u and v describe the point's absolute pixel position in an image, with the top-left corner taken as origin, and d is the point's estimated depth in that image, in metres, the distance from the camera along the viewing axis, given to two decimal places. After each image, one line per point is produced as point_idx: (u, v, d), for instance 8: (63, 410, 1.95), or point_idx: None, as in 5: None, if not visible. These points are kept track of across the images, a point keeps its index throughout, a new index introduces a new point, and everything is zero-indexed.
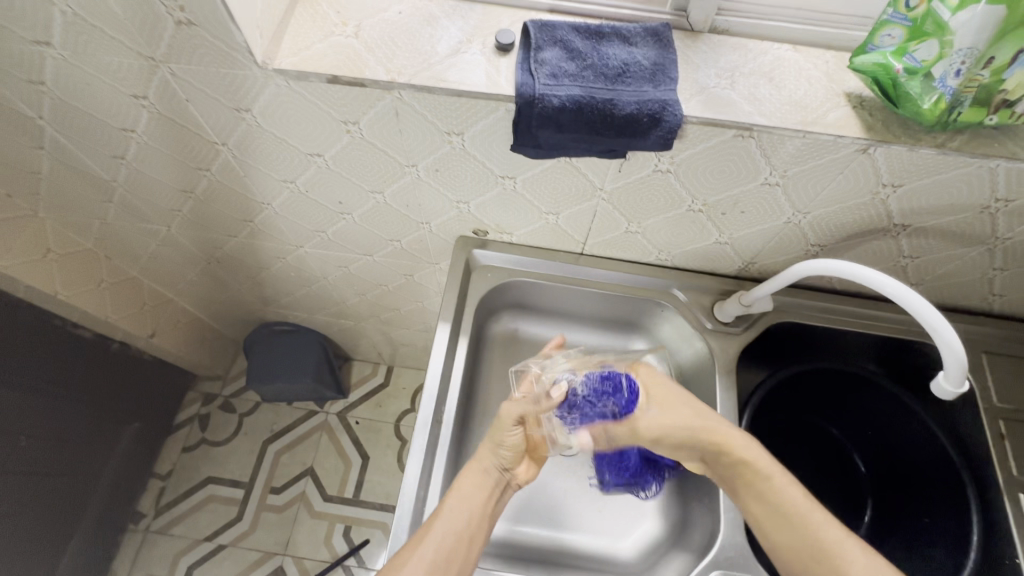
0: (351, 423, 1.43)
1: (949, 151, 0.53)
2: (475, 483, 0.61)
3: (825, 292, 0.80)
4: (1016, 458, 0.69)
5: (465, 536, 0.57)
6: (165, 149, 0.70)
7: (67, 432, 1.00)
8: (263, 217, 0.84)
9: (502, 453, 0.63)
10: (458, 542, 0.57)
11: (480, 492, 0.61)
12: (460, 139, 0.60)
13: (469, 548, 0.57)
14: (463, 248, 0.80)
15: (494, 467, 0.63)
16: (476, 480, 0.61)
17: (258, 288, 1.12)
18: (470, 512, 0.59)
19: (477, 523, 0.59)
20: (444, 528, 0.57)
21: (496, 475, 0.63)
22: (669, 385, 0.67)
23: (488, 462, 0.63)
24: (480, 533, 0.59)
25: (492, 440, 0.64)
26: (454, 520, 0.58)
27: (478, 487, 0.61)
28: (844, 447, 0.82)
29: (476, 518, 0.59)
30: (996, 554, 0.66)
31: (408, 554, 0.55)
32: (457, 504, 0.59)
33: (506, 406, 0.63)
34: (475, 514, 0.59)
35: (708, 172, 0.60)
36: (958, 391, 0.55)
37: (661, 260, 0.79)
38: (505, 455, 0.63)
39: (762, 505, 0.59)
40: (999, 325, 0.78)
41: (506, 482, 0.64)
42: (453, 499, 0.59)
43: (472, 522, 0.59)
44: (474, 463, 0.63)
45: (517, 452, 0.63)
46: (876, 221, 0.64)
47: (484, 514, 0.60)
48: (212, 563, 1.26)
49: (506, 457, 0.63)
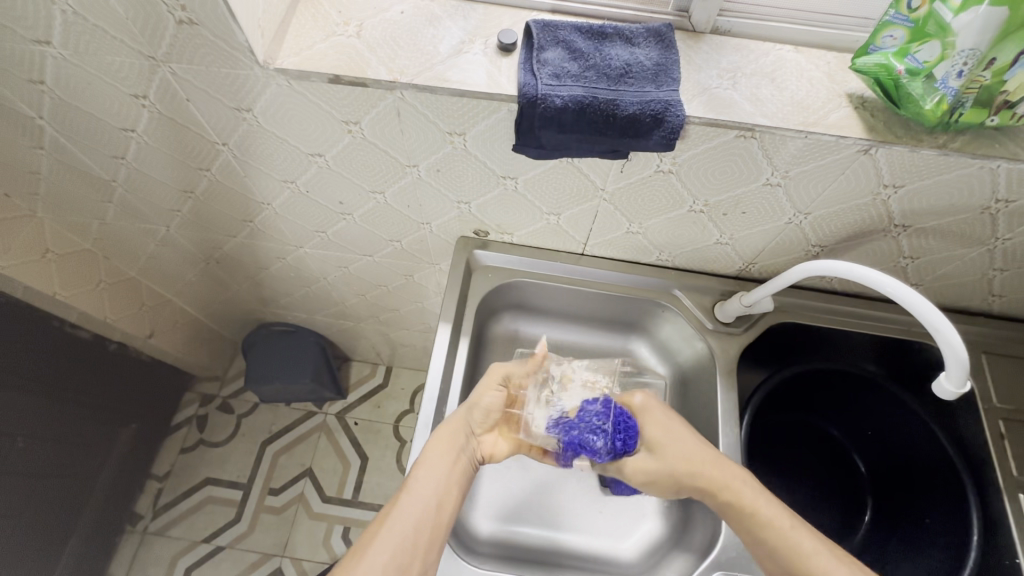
0: (350, 424, 1.43)
1: (951, 152, 0.53)
2: (443, 450, 0.60)
3: (825, 293, 0.80)
4: (1016, 458, 0.69)
5: (435, 504, 0.57)
6: (165, 149, 0.70)
7: (64, 434, 0.99)
8: (263, 217, 0.83)
9: (469, 418, 0.64)
10: (428, 511, 0.56)
11: (449, 459, 0.60)
12: (461, 140, 0.60)
13: (439, 519, 0.57)
14: (464, 248, 0.80)
15: (462, 434, 0.63)
16: (445, 448, 0.60)
17: (256, 288, 1.12)
18: (439, 480, 0.58)
19: (448, 490, 0.58)
20: (413, 500, 0.56)
21: (464, 440, 0.62)
22: (661, 416, 0.65)
23: (456, 430, 0.63)
24: (451, 500, 0.59)
25: (461, 411, 0.64)
26: (423, 490, 0.57)
27: (447, 454, 0.60)
28: (843, 446, 0.83)
29: (446, 485, 0.58)
30: (995, 554, 0.67)
31: (378, 527, 0.55)
32: (425, 473, 0.58)
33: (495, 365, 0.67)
34: (445, 481, 0.59)
35: (709, 172, 0.60)
36: (959, 391, 0.55)
37: (662, 261, 0.79)
38: (474, 418, 0.64)
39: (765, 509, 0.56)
40: (998, 325, 0.78)
41: (476, 451, 0.64)
42: (422, 469, 0.59)
43: (442, 489, 0.58)
44: (442, 431, 0.62)
45: (490, 418, 0.65)
46: (877, 222, 0.64)
47: (454, 481, 0.59)
48: (210, 565, 1.25)
49: (474, 423, 0.64)
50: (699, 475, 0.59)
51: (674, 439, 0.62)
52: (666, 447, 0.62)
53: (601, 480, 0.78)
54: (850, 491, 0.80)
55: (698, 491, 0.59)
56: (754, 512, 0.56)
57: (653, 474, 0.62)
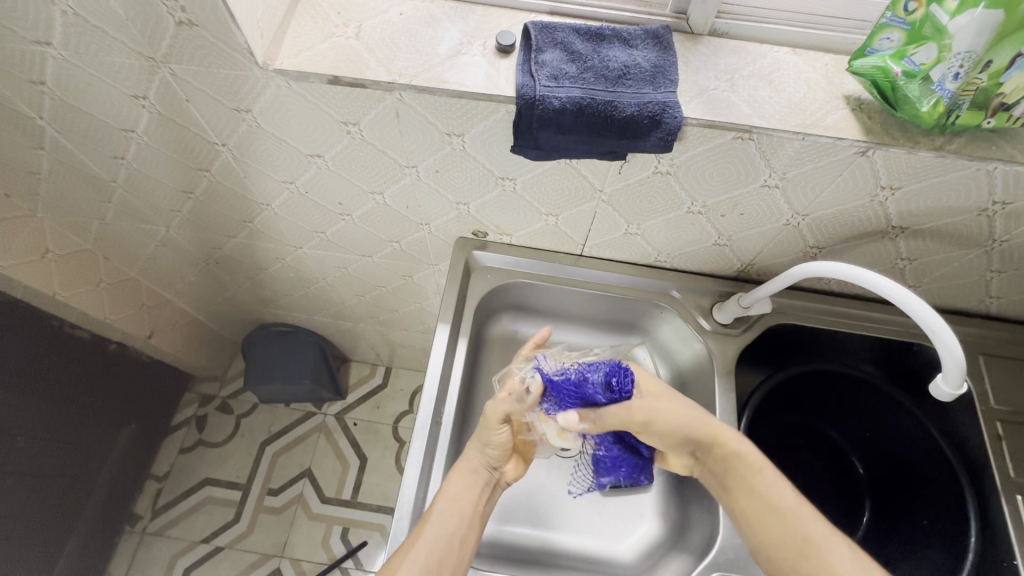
0: (349, 425, 1.43)
1: (948, 154, 0.53)
2: (465, 485, 0.62)
3: (823, 294, 0.80)
4: (1014, 460, 0.70)
5: (458, 539, 0.58)
6: (165, 149, 0.70)
7: (63, 433, 1.00)
8: (262, 218, 0.83)
9: (490, 451, 0.64)
10: (450, 545, 0.57)
11: (469, 493, 0.61)
12: (460, 141, 0.60)
13: (460, 552, 0.58)
14: (463, 249, 0.80)
15: (483, 468, 0.64)
16: (465, 482, 0.62)
17: (256, 289, 1.12)
18: (461, 514, 0.60)
19: (468, 525, 0.60)
20: (436, 532, 0.58)
21: (484, 473, 0.64)
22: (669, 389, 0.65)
23: (477, 462, 0.64)
24: (472, 534, 0.60)
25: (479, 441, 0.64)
26: (445, 524, 0.58)
27: (468, 489, 0.62)
28: (842, 448, 0.83)
29: (467, 520, 0.60)
30: (993, 555, 0.67)
31: (400, 561, 0.56)
32: (448, 507, 0.59)
33: (490, 407, 0.62)
34: (467, 515, 0.60)
35: (707, 174, 0.60)
36: (956, 392, 0.55)
37: (660, 262, 0.79)
38: (493, 452, 0.64)
39: (749, 499, 0.57)
40: (996, 327, 0.78)
41: (495, 482, 0.65)
42: (444, 502, 0.60)
43: (464, 523, 0.59)
44: (462, 464, 0.63)
45: (506, 451, 0.64)
46: (874, 223, 0.64)
47: (475, 515, 0.61)
48: (208, 566, 1.25)
49: (494, 455, 0.64)
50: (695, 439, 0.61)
51: (678, 404, 0.64)
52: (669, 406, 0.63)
53: (599, 481, 0.78)
54: (849, 493, 0.80)
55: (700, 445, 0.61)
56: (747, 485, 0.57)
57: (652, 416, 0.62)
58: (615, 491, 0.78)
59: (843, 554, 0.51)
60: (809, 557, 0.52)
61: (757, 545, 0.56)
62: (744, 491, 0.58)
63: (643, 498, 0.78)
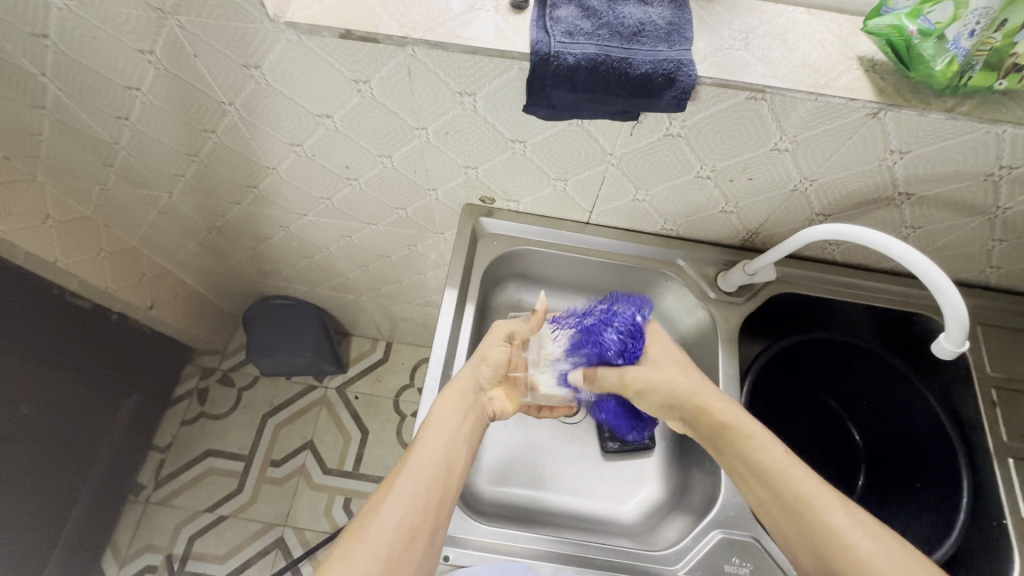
0: (350, 398, 1.44)
1: (959, 116, 0.53)
2: (451, 412, 0.62)
3: (825, 264, 0.81)
4: (1007, 424, 0.72)
5: (446, 462, 0.59)
6: (169, 108, 0.69)
7: (66, 401, 1.00)
8: (266, 182, 0.83)
9: (477, 376, 0.66)
10: (438, 470, 0.58)
11: (455, 417, 0.62)
12: (471, 100, 0.60)
13: (449, 475, 0.59)
14: (470, 215, 0.80)
15: (472, 393, 0.65)
16: (452, 407, 0.62)
17: (258, 260, 1.11)
18: (449, 440, 0.60)
19: (456, 452, 0.60)
20: (425, 457, 0.58)
21: (473, 398, 0.65)
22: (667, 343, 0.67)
23: (465, 389, 0.65)
24: (460, 458, 0.61)
25: (471, 366, 0.66)
26: (433, 448, 0.59)
27: (457, 414, 0.62)
28: (839, 416, 0.86)
29: (455, 444, 0.61)
30: (984, 514, 0.69)
31: (390, 485, 0.56)
32: (435, 433, 0.60)
33: (501, 322, 0.68)
34: (454, 443, 0.60)
35: (718, 136, 0.60)
36: (958, 350, 0.57)
37: (666, 230, 0.79)
38: (484, 374, 0.66)
39: (742, 466, 0.57)
40: (994, 297, 0.80)
41: (484, 407, 0.66)
42: (431, 429, 0.60)
43: (452, 446, 0.60)
44: (451, 392, 0.64)
45: (497, 375, 0.67)
46: (881, 189, 0.64)
47: (462, 439, 0.61)
48: (212, 534, 1.28)
49: (485, 378, 0.66)
50: (702, 395, 0.61)
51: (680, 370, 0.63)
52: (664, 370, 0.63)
53: (603, 446, 0.79)
54: (842, 457, 0.83)
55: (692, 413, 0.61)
56: (750, 436, 0.58)
57: (654, 376, 0.63)
58: (618, 456, 0.80)
59: (837, 509, 0.52)
60: (803, 514, 0.53)
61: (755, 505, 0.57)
62: (735, 458, 0.58)
63: (645, 463, 0.80)
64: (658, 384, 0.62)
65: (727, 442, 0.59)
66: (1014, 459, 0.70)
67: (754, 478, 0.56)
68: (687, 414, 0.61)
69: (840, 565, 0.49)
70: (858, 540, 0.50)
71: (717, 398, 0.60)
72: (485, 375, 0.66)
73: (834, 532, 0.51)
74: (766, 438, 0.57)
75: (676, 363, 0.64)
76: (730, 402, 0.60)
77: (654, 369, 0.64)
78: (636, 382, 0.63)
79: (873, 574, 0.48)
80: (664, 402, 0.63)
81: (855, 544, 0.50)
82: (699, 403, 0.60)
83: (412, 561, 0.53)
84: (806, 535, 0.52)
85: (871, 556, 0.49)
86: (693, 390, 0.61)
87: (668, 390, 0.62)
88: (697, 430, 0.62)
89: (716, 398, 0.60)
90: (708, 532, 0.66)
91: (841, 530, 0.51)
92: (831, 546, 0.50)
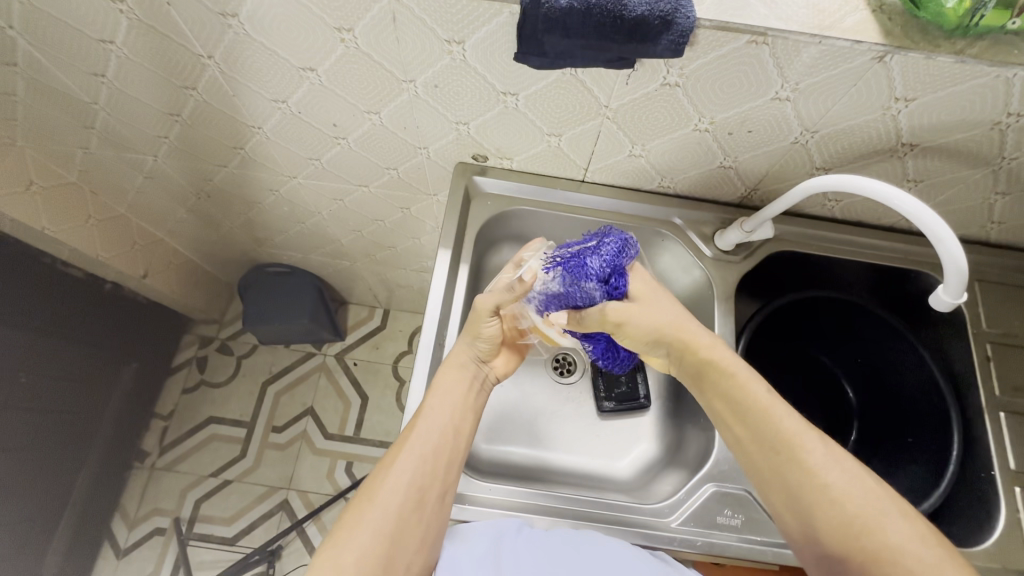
0: (349, 364, 1.45)
1: (967, 59, 0.51)
2: (453, 380, 0.63)
3: (824, 221, 0.80)
4: (999, 379, 0.72)
5: (451, 428, 0.60)
6: (147, 63, 0.67)
7: (65, 369, 1.00)
8: (253, 143, 0.80)
9: (474, 348, 0.65)
10: (443, 436, 0.59)
11: (458, 386, 0.63)
12: (459, 49, 0.58)
13: (455, 441, 0.59)
14: (462, 174, 0.78)
15: (472, 362, 0.65)
16: (454, 377, 0.63)
17: (250, 227, 1.09)
18: (453, 406, 0.61)
19: (461, 417, 0.61)
20: (430, 423, 0.59)
21: (473, 367, 0.65)
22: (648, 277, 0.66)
23: (463, 360, 0.65)
24: (465, 425, 0.61)
25: (465, 341, 0.65)
26: (438, 415, 0.60)
27: (460, 382, 0.63)
28: (833, 373, 0.86)
29: (459, 410, 0.61)
30: (972, 467, 0.70)
31: (397, 452, 0.57)
32: (439, 401, 0.61)
33: (481, 298, 0.63)
34: (457, 410, 0.61)
35: (717, 86, 0.58)
36: (955, 302, 0.57)
37: (662, 187, 0.78)
38: (481, 348, 0.65)
39: (721, 403, 0.58)
40: (995, 253, 0.79)
41: (486, 375, 0.67)
42: (435, 397, 0.61)
43: (456, 412, 0.61)
44: (451, 361, 0.64)
45: (495, 346, 0.66)
46: (885, 140, 0.63)
47: (467, 406, 0.62)
48: (218, 498, 1.30)
49: (483, 349, 0.66)
50: (688, 326, 0.61)
51: (653, 304, 0.62)
52: (645, 307, 0.62)
53: (598, 405, 0.80)
54: (835, 414, 0.84)
55: (675, 350, 0.61)
56: (734, 373, 0.57)
57: (636, 316, 0.61)
58: (614, 414, 0.80)
59: (817, 448, 0.53)
60: (782, 452, 0.53)
61: (732, 441, 0.58)
62: (716, 394, 0.58)
63: (641, 421, 0.80)
64: (645, 323, 0.61)
65: (709, 377, 0.59)
66: (1005, 412, 0.70)
67: (734, 416, 0.56)
68: (667, 348, 0.62)
69: (813, 501, 0.51)
70: (835, 478, 0.51)
71: (698, 330, 0.60)
72: (483, 347, 0.65)
73: (813, 471, 0.51)
74: (749, 376, 0.57)
75: (662, 302, 0.63)
76: (712, 338, 0.60)
77: (639, 306, 0.62)
78: (616, 317, 0.61)
79: (845, 509, 0.49)
80: (650, 337, 0.61)
81: (831, 483, 0.51)
82: (683, 336, 0.60)
83: (421, 523, 0.54)
84: (782, 472, 0.53)
85: (846, 491, 0.50)
86: (675, 323, 0.61)
87: (655, 330, 0.61)
88: (679, 365, 0.62)
89: (699, 331, 0.60)
90: (701, 486, 0.67)
91: (818, 468, 0.51)
92: (807, 484, 0.51)
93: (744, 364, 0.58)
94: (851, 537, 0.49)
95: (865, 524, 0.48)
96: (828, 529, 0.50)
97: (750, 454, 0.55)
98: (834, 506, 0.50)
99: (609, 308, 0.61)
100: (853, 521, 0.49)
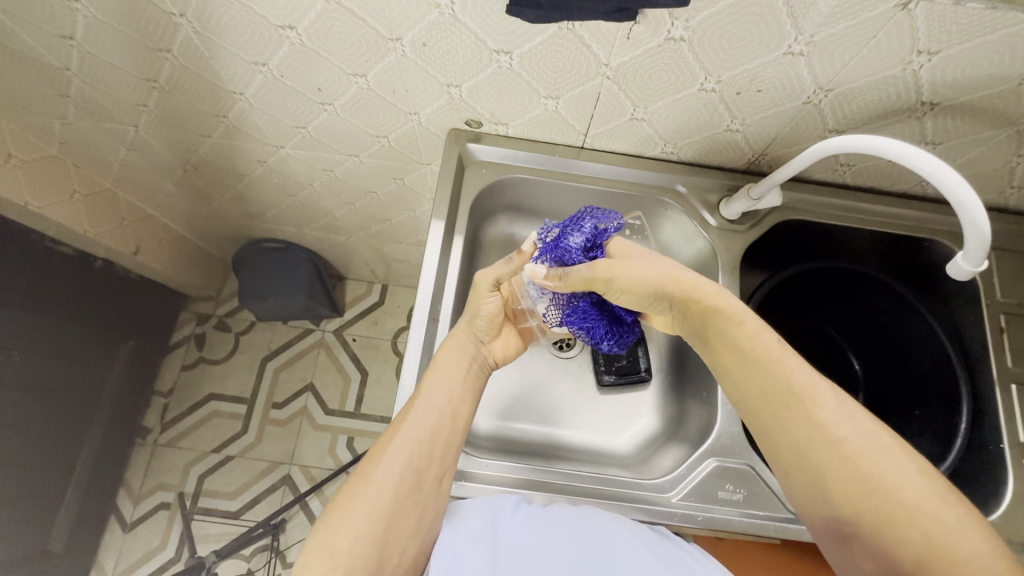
0: (348, 340, 1.43)
1: (998, 6, 0.47)
2: (452, 361, 0.61)
3: (835, 188, 0.76)
4: (1012, 350, 0.70)
5: (449, 411, 0.58)
6: (117, 24, 0.63)
7: (60, 347, 0.99)
8: (236, 111, 0.77)
9: (472, 328, 0.63)
10: (441, 419, 0.57)
11: (457, 367, 0.61)
12: (448, 3, 0.54)
13: (453, 424, 0.58)
14: (455, 141, 0.75)
15: (471, 343, 0.63)
16: (452, 358, 0.61)
17: (241, 200, 1.06)
18: (451, 388, 0.59)
19: (459, 400, 0.59)
20: (427, 405, 0.57)
21: (473, 349, 0.63)
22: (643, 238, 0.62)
23: (462, 340, 0.63)
24: (464, 408, 0.60)
25: (465, 318, 0.63)
26: (436, 397, 0.58)
27: (459, 363, 0.61)
28: (839, 345, 0.84)
29: (458, 393, 0.59)
30: (981, 441, 0.68)
31: (393, 434, 0.56)
32: (437, 382, 0.59)
33: (481, 272, 0.62)
34: (456, 392, 0.59)
35: (726, 39, 0.54)
36: (974, 270, 0.55)
37: (666, 153, 0.74)
38: (477, 327, 0.63)
39: (731, 356, 0.54)
40: (1014, 221, 0.75)
41: (484, 358, 0.65)
42: (433, 378, 0.59)
43: (455, 395, 0.59)
44: (450, 341, 0.62)
45: (493, 325, 0.64)
46: (904, 98, 0.59)
47: (465, 388, 0.60)
48: (221, 473, 1.31)
49: (481, 328, 0.64)
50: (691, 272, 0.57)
51: (653, 262, 0.58)
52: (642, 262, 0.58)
53: (598, 380, 0.78)
54: (841, 386, 0.82)
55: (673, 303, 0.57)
56: (742, 322, 0.54)
57: (628, 273, 0.57)
58: (615, 389, 0.79)
59: (830, 402, 0.49)
60: (791, 407, 0.50)
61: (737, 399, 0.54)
62: (723, 346, 0.54)
63: (642, 395, 0.79)
64: (641, 277, 0.57)
65: (716, 331, 0.55)
66: (1016, 384, 0.68)
67: (740, 371, 0.53)
68: (667, 300, 0.57)
69: (822, 460, 0.48)
70: (849, 434, 0.48)
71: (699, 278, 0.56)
72: (479, 327, 0.63)
73: (822, 426, 0.48)
74: (758, 325, 0.54)
75: (661, 259, 0.59)
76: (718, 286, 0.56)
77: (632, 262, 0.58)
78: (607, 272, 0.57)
79: (859, 466, 0.46)
80: (647, 291, 0.57)
81: (844, 438, 0.47)
82: (687, 285, 0.56)
83: (417, 507, 0.53)
84: (787, 428, 0.50)
85: (862, 450, 0.46)
86: (674, 275, 0.56)
87: (652, 280, 0.57)
88: (682, 316, 0.58)
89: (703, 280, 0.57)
90: (703, 461, 0.66)
91: (830, 423, 0.48)
92: (819, 440, 0.48)
93: (753, 315, 0.55)
94: (859, 498, 0.45)
95: (879, 482, 0.45)
96: (838, 489, 0.47)
97: (756, 407, 0.52)
98: (845, 465, 0.46)
99: (598, 264, 0.57)
100: (865, 482, 0.45)
